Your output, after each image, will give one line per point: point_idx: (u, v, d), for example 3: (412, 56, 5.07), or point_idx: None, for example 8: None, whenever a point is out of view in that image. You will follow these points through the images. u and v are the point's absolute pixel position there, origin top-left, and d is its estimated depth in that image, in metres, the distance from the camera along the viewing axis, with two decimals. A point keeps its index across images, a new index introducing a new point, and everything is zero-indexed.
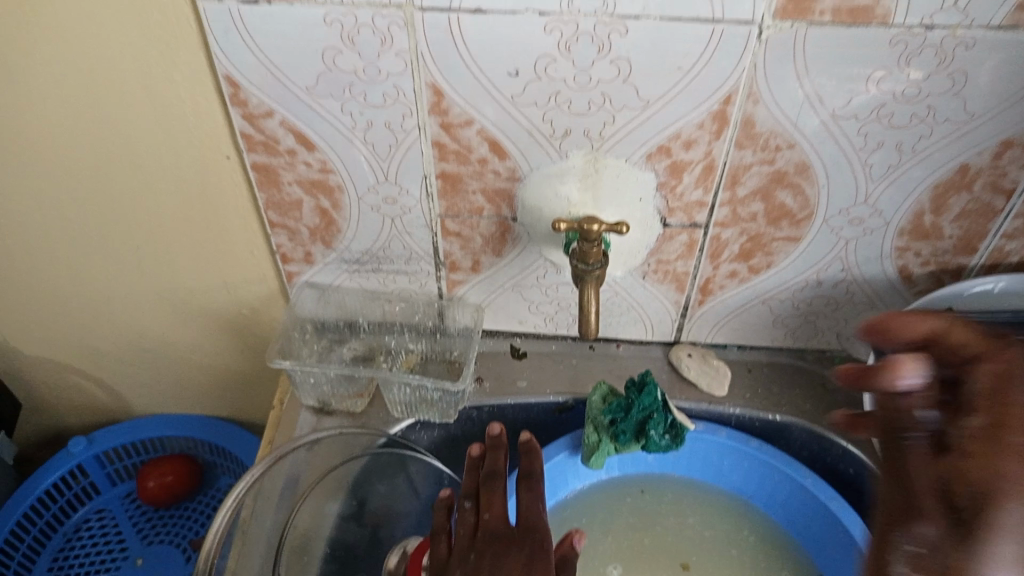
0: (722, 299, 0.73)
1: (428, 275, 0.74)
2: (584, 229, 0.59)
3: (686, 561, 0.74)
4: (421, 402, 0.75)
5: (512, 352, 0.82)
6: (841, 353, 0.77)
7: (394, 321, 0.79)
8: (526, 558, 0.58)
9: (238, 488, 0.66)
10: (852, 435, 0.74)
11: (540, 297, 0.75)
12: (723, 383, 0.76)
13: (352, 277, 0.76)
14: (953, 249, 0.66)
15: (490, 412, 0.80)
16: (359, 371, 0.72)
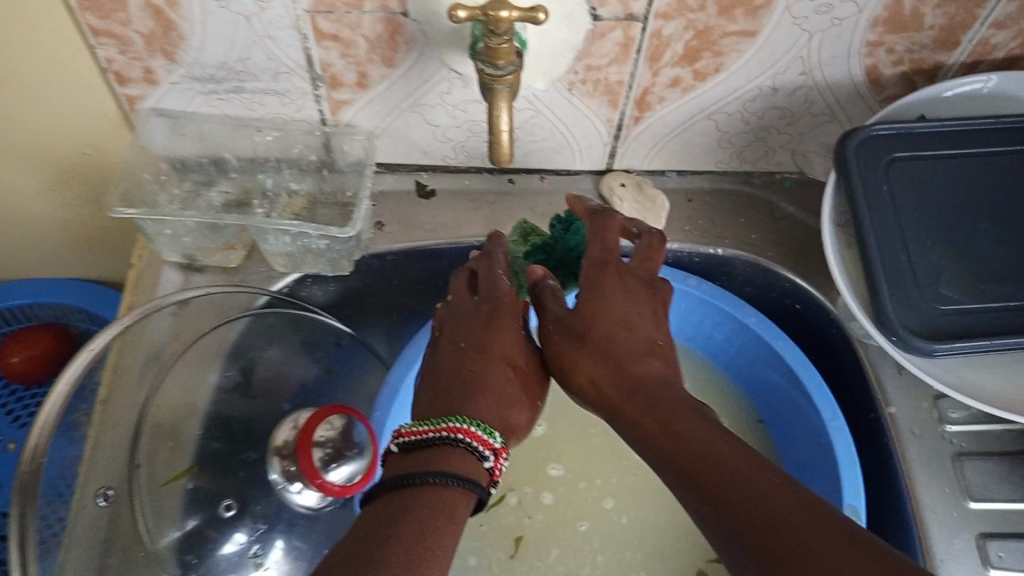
0: (661, 114, 0.61)
1: (305, 94, 0.60)
2: (490, 18, 0.45)
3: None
4: (305, 253, 0.62)
5: (418, 190, 0.69)
6: (791, 176, 0.68)
7: (268, 156, 0.65)
8: (486, 320, 0.55)
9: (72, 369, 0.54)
10: (802, 268, 0.65)
11: (446, 120, 0.62)
12: (658, 216, 0.66)
13: (209, 100, 0.61)
14: (933, 43, 0.54)
15: (393, 262, 0.69)
16: (224, 217, 0.58)
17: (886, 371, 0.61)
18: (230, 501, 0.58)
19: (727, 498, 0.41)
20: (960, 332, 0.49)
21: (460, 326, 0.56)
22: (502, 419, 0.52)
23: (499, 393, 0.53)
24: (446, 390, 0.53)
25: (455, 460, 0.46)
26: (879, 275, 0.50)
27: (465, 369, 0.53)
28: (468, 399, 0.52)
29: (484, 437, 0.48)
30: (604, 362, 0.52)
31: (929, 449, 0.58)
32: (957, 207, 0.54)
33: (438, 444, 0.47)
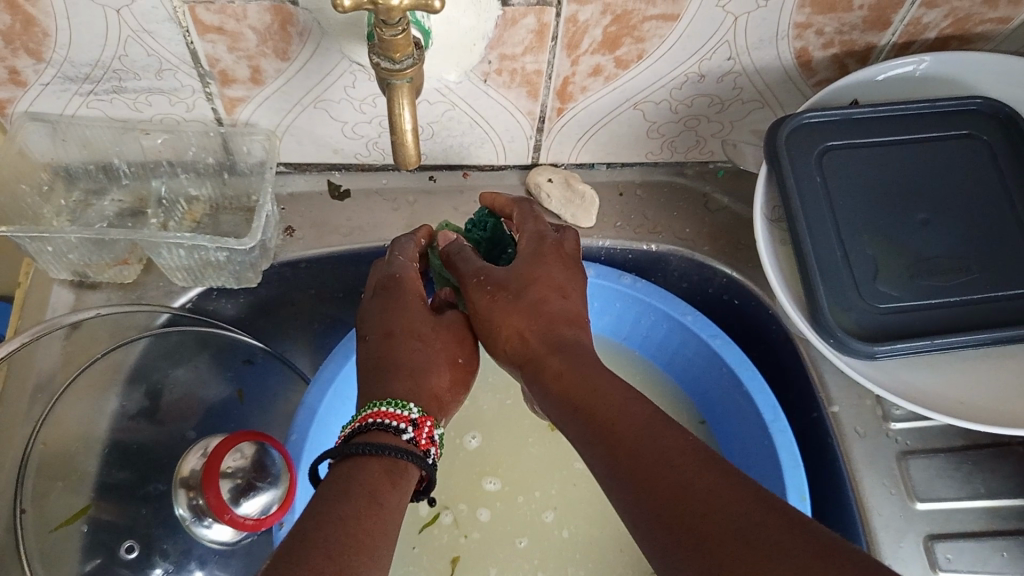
0: (585, 105, 0.57)
1: (195, 93, 0.55)
2: (381, 9, 0.39)
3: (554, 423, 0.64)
4: (206, 267, 0.56)
5: (331, 191, 0.64)
6: (725, 165, 0.65)
7: (162, 160, 0.60)
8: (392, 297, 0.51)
9: None
10: (738, 262, 0.62)
11: (354, 115, 0.57)
12: (589, 212, 0.62)
13: (89, 102, 0.55)
14: (863, 24, 0.50)
15: (309, 270, 0.64)
16: (107, 233, 0.52)
17: (827, 368, 0.58)
18: (133, 542, 0.54)
19: (649, 473, 0.37)
20: (899, 331, 0.46)
21: (369, 306, 0.52)
22: (423, 395, 0.48)
23: (414, 368, 0.49)
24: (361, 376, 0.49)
25: (383, 438, 0.43)
26: (814, 274, 0.47)
27: (382, 348, 0.50)
28: (384, 380, 0.48)
29: (399, 411, 0.45)
30: (537, 318, 0.48)
31: (872, 448, 0.56)
32: (893, 197, 0.51)
33: (366, 429, 0.44)
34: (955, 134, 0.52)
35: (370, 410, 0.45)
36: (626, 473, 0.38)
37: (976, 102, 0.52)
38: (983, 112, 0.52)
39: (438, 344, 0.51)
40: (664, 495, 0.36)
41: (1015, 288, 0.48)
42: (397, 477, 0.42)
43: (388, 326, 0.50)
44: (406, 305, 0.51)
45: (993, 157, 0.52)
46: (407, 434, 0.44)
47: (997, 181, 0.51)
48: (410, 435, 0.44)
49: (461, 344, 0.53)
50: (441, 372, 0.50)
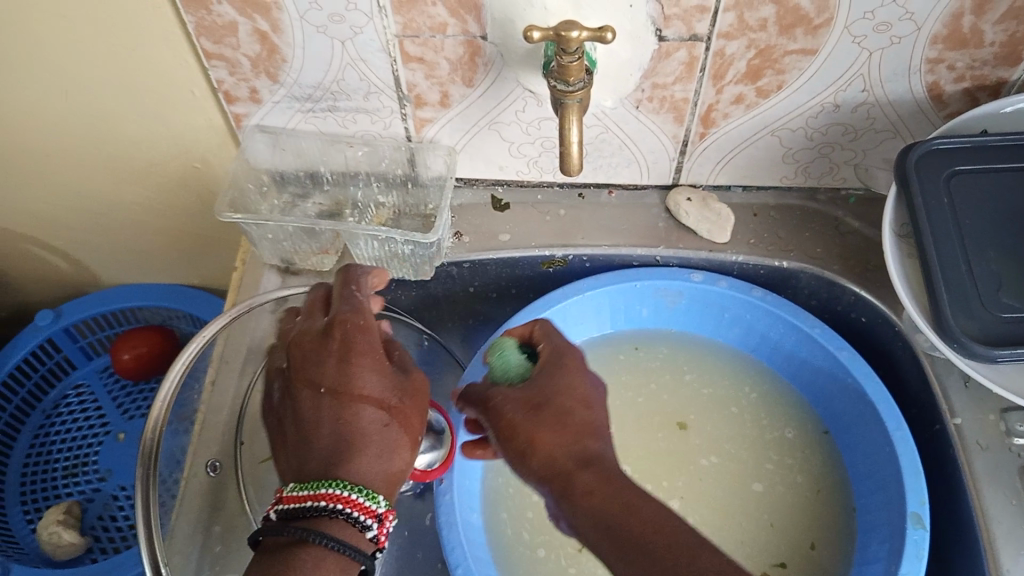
0: (726, 130, 0.64)
1: (392, 113, 0.66)
2: (562, 39, 0.48)
3: (684, 422, 0.69)
4: (391, 257, 0.68)
5: (494, 203, 0.73)
6: (856, 192, 0.70)
7: (359, 170, 0.70)
8: (338, 364, 0.51)
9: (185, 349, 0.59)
10: (866, 281, 0.66)
11: (521, 136, 0.66)
12: (724, 229, 0.69)
13: (306, 118, 0.67)
14: (994, 59, 0.55)
15: (470, 269, 0.72)
16: (319, 224, 0.64)
17: (952, 383, 0.61)
18: None
19: None
20: (1021, 340, 0.50)
21: (312, 369, 0.51)
22: (382, 475, 0.49)
23: (373, 444, 0.49)
24: (308, 451, 0.50)
25: (335, 527, 0.46)
26: (939, 282, 0.51)
27: (316, 415, 0.50)
28: (342, 461, 0.48)
29: (366, 505, 0.46)
30: (567, 433, 0.48)
31: (994, 461, 0.58)
32: (1017, 219, 0.54)
33: (316, 514, 0.46)
34: None
35: (313, 492, 0.46)
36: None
37: None
38: None
39: (400, 419, 0.50)
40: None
41: None
42: (347, 572, 0.45)
43: (340, 391, 0.50)
44: (329, 377, 0.50)
45: None
46: (369, 527, 0.46)
47: None
48: (370, 528, 0.47)
49: (414, 410, 0.51)
50: (401, 445, 0.50)
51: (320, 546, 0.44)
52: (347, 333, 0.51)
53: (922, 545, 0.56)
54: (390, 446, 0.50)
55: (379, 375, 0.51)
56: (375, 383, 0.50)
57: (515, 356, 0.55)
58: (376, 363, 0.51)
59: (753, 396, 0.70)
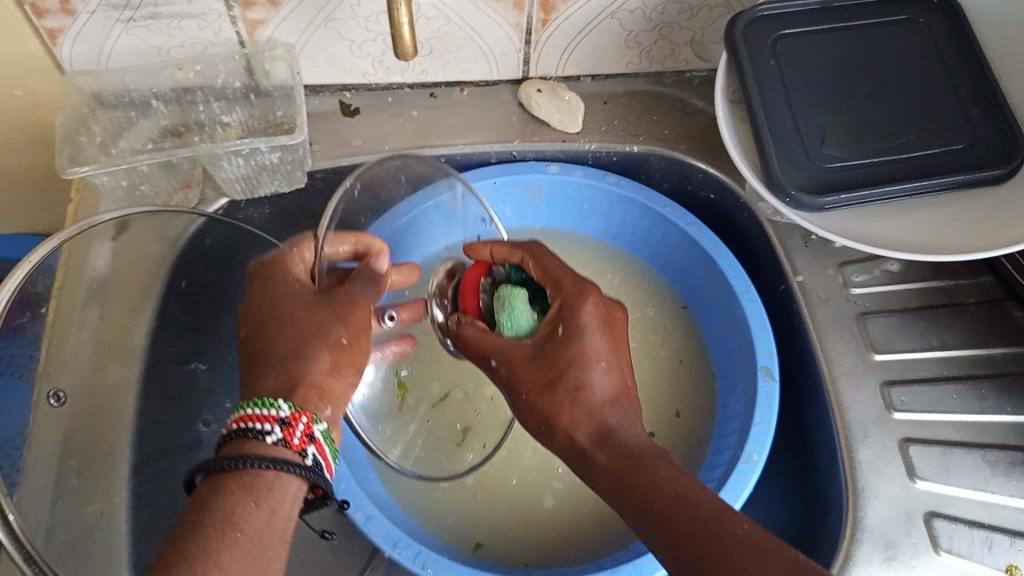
0: (568, 16, 0.63)
1: (220, 16, 0.62)
2: None
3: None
4: (261, 172, 0.65)
5: (343, 110, 0.71)
6: (700, 73, 0.71)
7: (194, 87, 0.67)
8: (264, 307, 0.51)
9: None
10: (713, 158, 0.68)
11: (361, 33, 0.64)
12: (575, 118, 0.69)
13: (129, 30, 0.63)
14: None
15: (326, 180, 0.70)
16: (176, 152, 0.60)
17: (794, 245, 0.64)
18: None
19: (704, 538, 0.42)
20: (844, 186, 0.53)
21: (248, 320, 0.52)
22: (299, 385, 0.47)
23: (286, 357, 0.48)
24: (266, 349, 0.49)
25: (244, 446, 0.43)
26: (768, 141, 0.54)
27: (267, 330, 0.50)
28: (252, 381, 0.48)
29: (266, 412, 0.44)
30: (579, 409, 0.50)
31: (834, 310, 0.62)
32: (839, 75, 0.57)
33: (228, 438, 0.44)
34: (898, 19, 0.58)
35: (252, 411, 0.45)
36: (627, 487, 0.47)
37: None
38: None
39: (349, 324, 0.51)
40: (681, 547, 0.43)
41: (945, 145, 0.54)
42: (274, 490, 0.43)
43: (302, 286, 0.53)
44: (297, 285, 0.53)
45: (932, 38, 0.58)
46: (309, 453, 0.45)
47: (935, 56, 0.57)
48: (309, 453, 0.45)
49: (353, 338, 0.51)
50: (323, 355, 0.49)
51: (264, 473, 0.42)
52: (273, 269, 0.54)
53: (772, 395, 0.59)
54: (317, 357, 0.49)
55: (303, 306, 0.51)
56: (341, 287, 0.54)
57: (526, 316, 0.56)
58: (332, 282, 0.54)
59: (615, 279, 0.73)
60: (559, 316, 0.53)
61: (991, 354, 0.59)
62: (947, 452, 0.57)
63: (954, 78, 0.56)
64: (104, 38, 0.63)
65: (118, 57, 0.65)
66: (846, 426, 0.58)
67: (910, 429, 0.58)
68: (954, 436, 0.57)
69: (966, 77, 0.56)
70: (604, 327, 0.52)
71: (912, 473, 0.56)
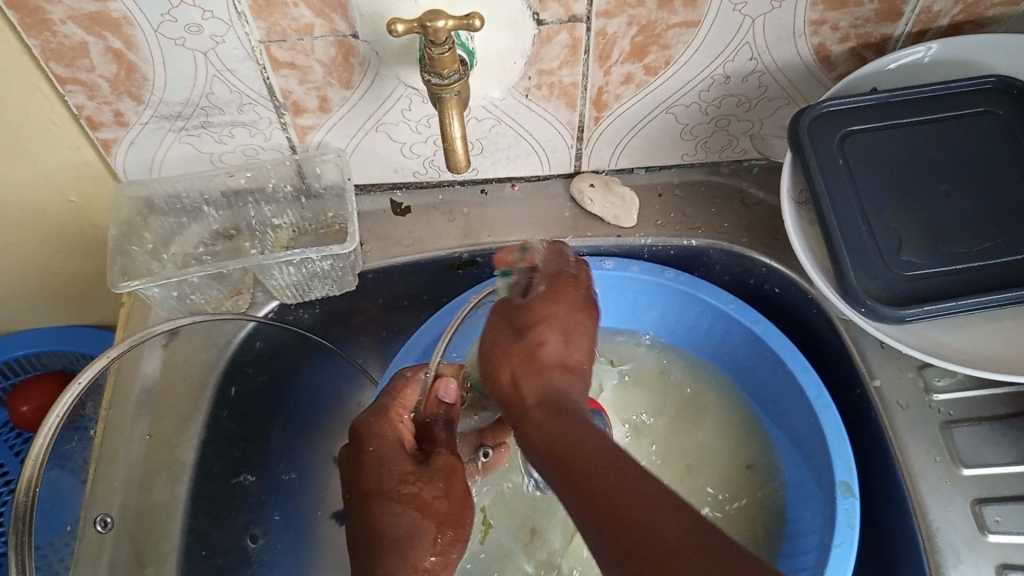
0: (620, 113, 0.62)
1: (271, 124, 0.62)
2: (429, 30, 0.45)
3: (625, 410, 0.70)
4: (311, 278, 0.64)
5: (393, 209, 0.70)
6: (758, 162, 0.69)
7: (244, 192, 0.67)
8: (371, 467, 0.49)
9: (58, 413, 0.50)
10: (776, 252, 0.66)
11: (410, 135, 0.63)
12: (630, 212, 0.67)
13: (181, 138, 0.63)
14: (875, 16, 0.53)
15: (377, 280, 0.69)
16: (227, 265, 0.59)
17: (868, 346, 0.61)
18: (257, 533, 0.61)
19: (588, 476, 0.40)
20: (925, 296, 0.49)
21: (351, 480, 0.49)
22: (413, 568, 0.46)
23: (398, 530, 0.46)
24: (373, 529, 0.46)
25: None
26: (841, 248, 0.51)
27: (381, 514, 0.47)
28: (367, 561, 0.46)
29: None
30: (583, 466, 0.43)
31: (916, 418, 0.58)
32: (914, 174, 0.54)
33: None
34: (972, 111, 0.55)
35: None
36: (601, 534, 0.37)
37: (992, 80, 0.55)
38: (999, 89, 0.55)
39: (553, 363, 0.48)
40: (585, 485, 0.39)
41: None
42: None
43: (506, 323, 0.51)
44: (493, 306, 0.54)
45: (1010, 132, 0.54)
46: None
47: (1014, 152, 0.54)
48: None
49: (459, 511, 0.49)
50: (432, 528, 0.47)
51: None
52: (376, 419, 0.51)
53: (853, 513, 0.56)
54: (426, 539, 0.47)
55: (410, 466, 0.49)
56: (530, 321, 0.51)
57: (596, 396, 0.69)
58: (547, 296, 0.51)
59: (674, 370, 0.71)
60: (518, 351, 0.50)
61: None
62: None
63: None
64: (156, 147, 0.63)
65: (170, 164, 0.65)
66: (935, 549, 0.53)
67: (1007, 552, 0.53)
68: None
69: None
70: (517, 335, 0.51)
71: None
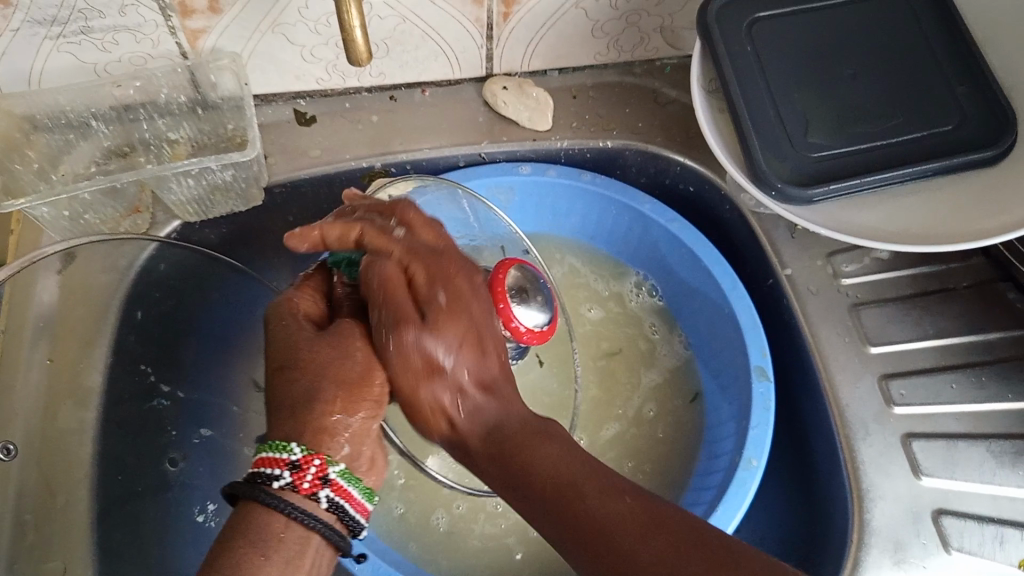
0: (529, 9, 0.59)
1: (158, 27, 0.58)
2: None
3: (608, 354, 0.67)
4: (213, 192, 0.62)
5: (299, 119, 0.67)
6: (671, 62, 0.68)
7: (135, 105, 0.62)
8: (275, 341, 0.47)
9: None
10: (690, 149, 0.66)
11: (310, 37, 0.60)
12: (544, 115, 0.66)
13: (59, 45, 0.58)
14: None
15: (285, 194, 0.67)
16: (120, 178, 0.56)
17: (780, 237, 0.62)
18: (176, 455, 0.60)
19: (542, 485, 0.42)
20: (832, 176, 0.50)
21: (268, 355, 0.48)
22: (311, 428, 0.44)
23: (305, 396, 0.45)
24: (281, 397, 0.45)
25: (266, 515, 0.42)
26: (750, 131, 0.51)
27: (281, 375, 0.46)
28: (274, 421, 0.45)
29: (279, 456, 0.43)
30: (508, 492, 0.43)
31: (826, 303, 0.59)
32: (821, 58, 0.54)
33: (251, 491, 0.42)
34: None
35: (266, 454, 0.43)
36: (586, 556, 0.40)
37: None
38: None
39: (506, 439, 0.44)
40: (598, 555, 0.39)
41: (934, 127, 0.52)
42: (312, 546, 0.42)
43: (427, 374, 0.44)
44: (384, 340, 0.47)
45: (911, 12, 0.55)
46: (322, 496, 0.43)
47: (919, 35, 0.55)
48: (323, 496, 0.43)
49: (364, 373, 0.46)
50: (327, 397, 0.45)
51: (279, 517, 0.42)
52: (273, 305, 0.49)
53: (768, 396, 0.57)
54: (324, 400, 0.45)
55: (304, 334, 0.47)
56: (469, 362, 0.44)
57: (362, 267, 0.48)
58: (478, 322, 0.45)
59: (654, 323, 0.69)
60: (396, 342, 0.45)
61: (988, 339, 0.57)
62: (951, 445, 0.55)
63: (940, 59, 0.54)
64: (33, 56, 0.58)
65: (51, 74, 0.60)
66: (846, 424, 0.55)
67: (911, 423, 0.55)
68: (957, 426, 0.55)
69: (951, 54, 0.54)
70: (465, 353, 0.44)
71: (916, 470, 0.54)
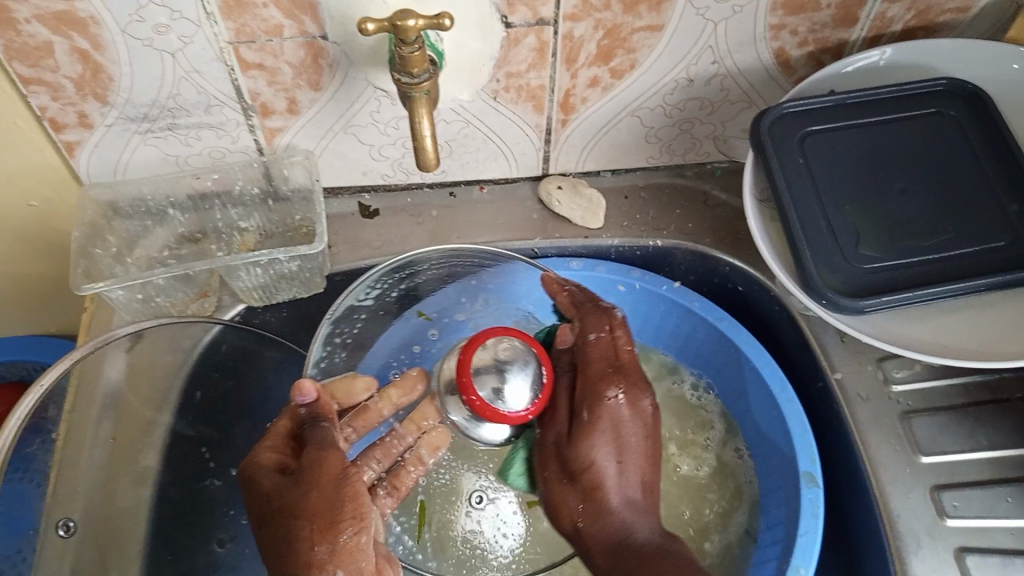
0: (587, 115, 0.63)
1: (239, 126, 0.62)
2: (400, 30, 0.46)
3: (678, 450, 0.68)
4: (279, 280, 0.64)
5: (362, 211, 0.70)
6: (721, 165, 0.71)
7: (211, 195, 0.66)
8: (265, 506, 0.45)
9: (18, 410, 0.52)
10: (739, 251, 0.68)
11: (379, 137, 0.64)
12: (597, 214, 0.68)
13: (146, 140, 0.62)
14: (833, 22, 0.55)
15: (346, 282, 0.70)
16: (194, 266, 0.59)
17: (829, 341, 0.63)
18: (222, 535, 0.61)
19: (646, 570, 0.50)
20: (883, 289, 0.51)
21: (256, 517, 0.45)
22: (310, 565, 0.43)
23: (298, 529, 0.43)
24: (287, 538, 0.43)
25: None
26: (800, 241, 0.52)
27: (271, 523, 0.44)
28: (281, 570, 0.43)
29: None
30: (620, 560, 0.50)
31: (877, 409, 0.60)
32: (871, 171, 0.56)
33: None
34: (925, 112, 0.58)
35: None
36: None
37: (942, 83, 0.58)
38: (949, 91, 0.58)
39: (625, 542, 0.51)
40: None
41: (986, 244, 0.53)
42: None
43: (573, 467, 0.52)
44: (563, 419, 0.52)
45: (961, 131, 0.57)
46: None
47: (967, 152, 0.57)
48: None
49: (337, 493, 0.45)
50: (307, 515, 0.44)
51: None
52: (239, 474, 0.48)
53: (816, 502, 0.58)
54: (309, 536, 0.43)
55: (277, 483, 0.46)
56: (612, 465, 0.51)
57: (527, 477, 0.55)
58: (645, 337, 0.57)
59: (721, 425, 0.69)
60: (583, 401, 0.52)
61: None
62: (1006, 562, 0.54)
63: (989, 175, 0.56)
64: (122, 150, 0.62)
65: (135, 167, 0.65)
66: (897, 535, 0.55)
67: (966, 537, 0.55)
68: (1013, 543, 0.54)
69: (999, 169, 0.56)
70: (617, 422, 0.52)
71: None
